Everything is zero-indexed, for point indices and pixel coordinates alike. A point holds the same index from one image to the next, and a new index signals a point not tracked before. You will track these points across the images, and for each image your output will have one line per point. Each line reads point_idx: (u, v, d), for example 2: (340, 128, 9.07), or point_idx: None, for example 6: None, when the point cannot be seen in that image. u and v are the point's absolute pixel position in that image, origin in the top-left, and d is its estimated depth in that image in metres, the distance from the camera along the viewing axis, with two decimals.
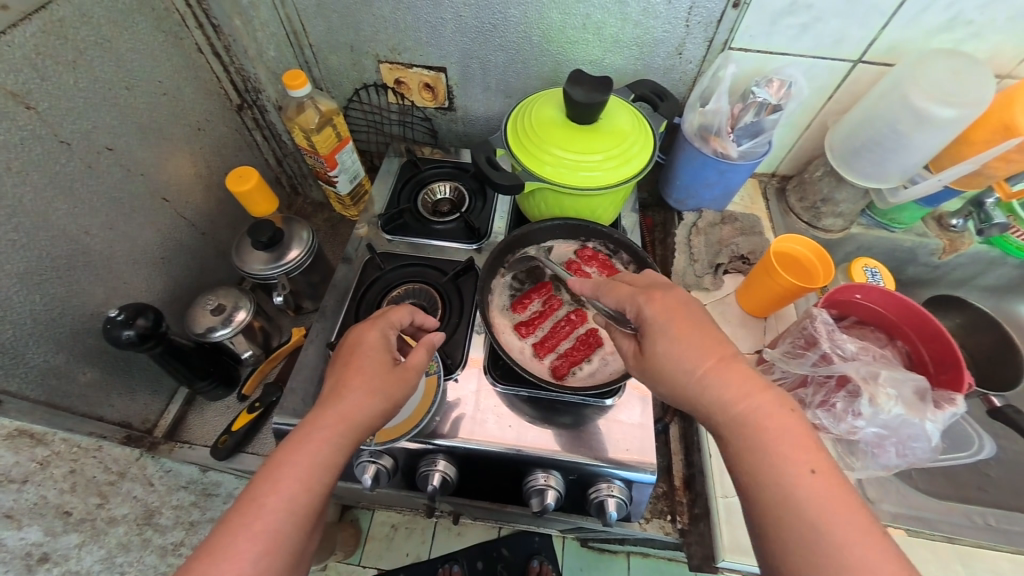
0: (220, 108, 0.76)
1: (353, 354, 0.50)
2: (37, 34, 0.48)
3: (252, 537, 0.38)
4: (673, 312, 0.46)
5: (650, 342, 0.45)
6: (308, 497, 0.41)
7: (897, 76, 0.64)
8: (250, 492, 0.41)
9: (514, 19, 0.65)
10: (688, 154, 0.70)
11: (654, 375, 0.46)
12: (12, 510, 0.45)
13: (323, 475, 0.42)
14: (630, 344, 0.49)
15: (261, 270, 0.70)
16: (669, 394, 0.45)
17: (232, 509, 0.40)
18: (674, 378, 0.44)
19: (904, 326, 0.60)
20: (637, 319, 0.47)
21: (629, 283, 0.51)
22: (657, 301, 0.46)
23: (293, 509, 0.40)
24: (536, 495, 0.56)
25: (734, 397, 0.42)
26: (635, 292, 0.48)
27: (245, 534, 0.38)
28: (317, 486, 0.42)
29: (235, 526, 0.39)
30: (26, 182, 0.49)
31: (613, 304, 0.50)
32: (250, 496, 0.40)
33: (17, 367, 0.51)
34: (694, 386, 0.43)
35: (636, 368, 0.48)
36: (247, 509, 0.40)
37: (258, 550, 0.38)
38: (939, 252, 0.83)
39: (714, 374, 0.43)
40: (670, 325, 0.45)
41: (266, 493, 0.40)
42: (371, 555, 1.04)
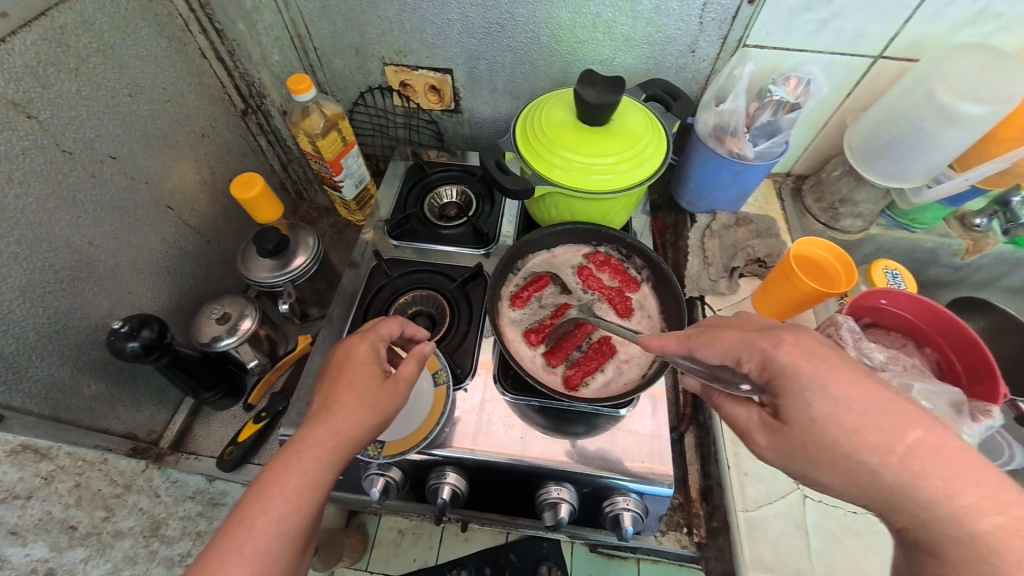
0: (224, 114, 0.75)
1: (343, 368, 0.48)
2: (38, 42, 0.47)
3: (240, 561, 0.37)
4: (819, 361, 0.39)
5: (799, 404, 0.39)
6: (299, 517, 0.40)
7: (921, 72, 0.61)
8: (236, 513, 0.39)
9: (523, 18, 0.64)
10: (702, 155, 0.68)
11: (806, 449, 0.39)
12: (16, 526, 0.44)
13: (313, 493, 0.41)
14: (748, 412, 0.44)
15: (266, 278, 0.69)
16: (839, 478, 0.38)
17: (219, 531, 0.38)
18: (834, 449, 0.37)
19: (932, 333, 0.58)
20: (764, 374, 0.41)
21: (732, 326, 0.45)
22: (793, 348, 0.40)
23: (282, 531, 0.39)
24: (550, 509, 0.54)
25: (933, 472, 0.35)
26: (756, 339, 0.42)
27: (232, 557, 0.37)
28: (307, 505, 0.41)
29: (223, 550, 0.37)
30: (27, 192, 0.48)
31: (722, 361, 0.44)
32: (238, 518, 0.39)
33: (20, 382, 0.50)
34: (887, 464, 0.36)
35: (772, 443, 0.42)
36: (236, 532, 0.38)
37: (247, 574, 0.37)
38: (962, 252, 0.80)
39: (873, 439, 0.36)
40: (826, 380, 0.38)
41: (254, 515, 0.39)
42: (379, 561, 1.02)
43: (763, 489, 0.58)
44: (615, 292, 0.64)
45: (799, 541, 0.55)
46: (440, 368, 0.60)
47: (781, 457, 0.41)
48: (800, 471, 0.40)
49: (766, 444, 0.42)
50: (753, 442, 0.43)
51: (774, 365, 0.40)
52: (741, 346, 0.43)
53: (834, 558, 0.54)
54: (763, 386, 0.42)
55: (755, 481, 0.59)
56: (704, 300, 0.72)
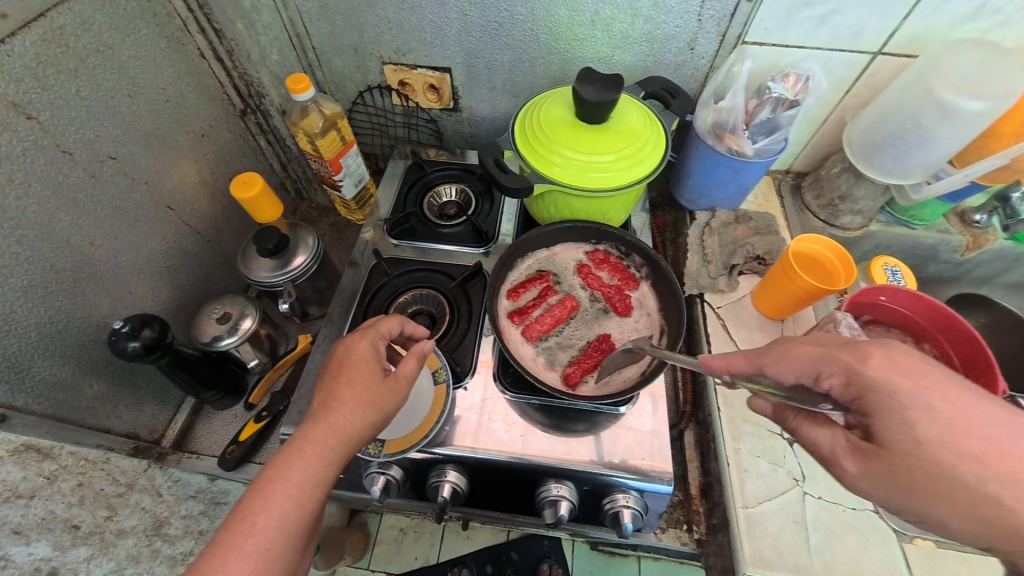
0: (223, 114, 0.75)
1: (344, 364, 0.48)
2: (38, 43, 0.47)
3: (242, 557, 0.37)
4: (913, 376, 0.37)
5: (899, 425, 0.36)
6: (300, 513, 0.40)
7: (921, 67, 0.61)
8: (238, 510, 0.39)
9: (521, 16, 0.64)
10: (701, 152, 0.68)
11: (913, 480, 0.36)
12: (19, 526, 0.44)
13: (315, 490, 0.41)
14: (834, 434, 0.40)
15: (266, 277, 0.69)
16: (949, 508, 0.35)
17: (221, 528, 0.39)
18: (943, 475, 0.35)
19: (931, 329, 0.58)
20: (849, 391, 0.38)
21: (806, 341, 0.42)
22: (882, 362, 0.38)
23: (284, 527, 0.39)
24: (550, 506, 0.54)
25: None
26: (839, 354, 0.39)
27: (235, 553, 0.37)
28: (308, 501, 0.41)
29: (226, 546, 0.38)
30: (28, 193, 0.48)
31: (796, 378, 0.41)
32: (240, 514, 0.39)
33: (22, 382, 0.50)
34: (1015, 492, 0.34)
35: (864, 470, 0.38)
36: (238, 528, 0.38)
37: (249, 569, 0.37)
38: (962, 249, 0.80)
39: (1003, 466, 0.34)
40: (910, 392, 0.36)
41: (256, 511, 0.39)
42: (380, 560, 1.03)
43: (763, 486, 0.58)
44: (614, 291, 0.64)
45: (799, 538, 0.55)
46: (440, 366, 0.60)
47: (880, 488, 0.37)
48: (908, 506, 0.37)
49: (858, 474, 0.38)
50: (841, 468, 0.40)
51: (870, 383, 0.37)
52: (819, 360, 0.40)
53: (834, 554, 0.54)
54: (849, 406, 0.39)
55: (754, 477, 0.59)
56: (704, 298, 0.73)
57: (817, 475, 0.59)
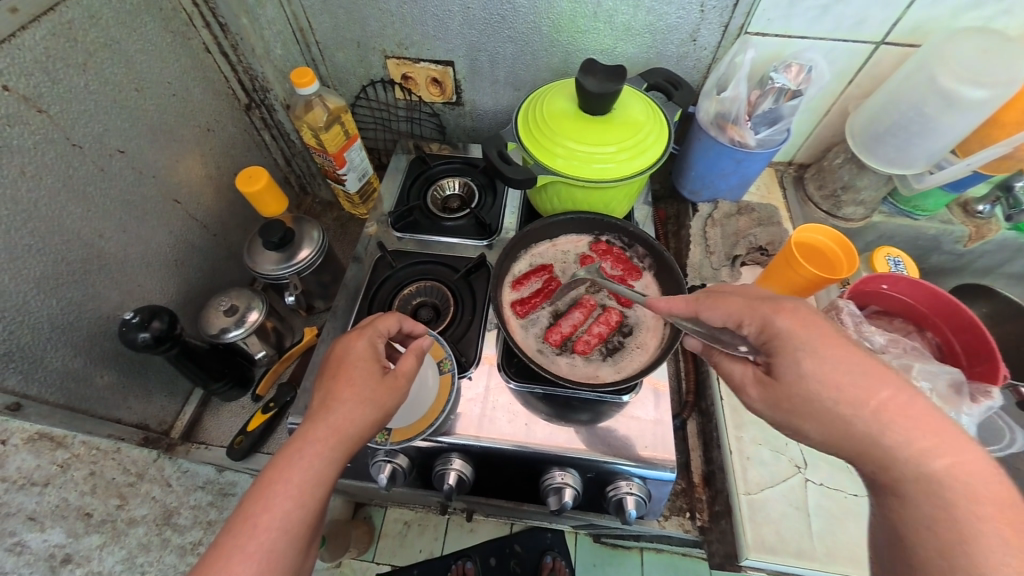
0: (229, 108, 0.75)
1: (341, 364, 0.48)
2: (47, 37, 0.47)
3: (246, 559, 0.37)
4: (812, 328, 0.41)
5: (789, 363, 0.40)
6: (303, 513, 0.40)
7: (924, 56, 0.61)
8: (241, 512, 0.40)
9: (524, 8, 0.64)
10: (703, 143, 0.69)
11: (792, 403, 0.41)
12: (34, 513, 0.45)
13: (316, 489, 0.42)
14: (744, 370, 0.45)
15: (272, 270, 0.70)
16: (819, 427, 0.40)
17: (224, 529, 0.39)
18: (814, 401, 0.40)
19: (931, 316, 0.59)
20: (761, 337, 0.43)
21: (733, 292, 0.47)
22: (789, 314, 0.42)
23: (287, 527, 0.39)
24: (554, 493, 0.55)
25: (906, 426, 0.37)
26: (757, 305, 0.43)
27: (239, 554, 0.37)
28: (310, 500, 0.41)
29: (229, 548, 0.38)
30: (39, 186, 0.49)
31: (724, 319, 0.46)
32: (242, 516, 0.39)
33: (35, 371, 0.51)
34: (864, 419, 0.38)
35: (763, 396, 0.43)
36: (240, 530, 0.39)
37: (254, 570, 0.37)
38: (965, 239, 0.80)
39: (856, 396, 0.38)
40: (815, 342, 0.40)
41: (258, 512, 0.39)
42: (385, 552, 1.04)
43: (765, 473, 0.59)
44: (617, 281, 0.65)
45: (801, 523, 0.55)
46: (446, 357, 0.60)
47: (770, 407, 0.43)
48: (787, 423, 0.42)
49: (757, 399, 0.44)
50: (747, 395, 0.45)
51: (771, 330, 0.42)
52: (744, 310, 0.44)
53: (836, 539, 0.54)
54: (760, 349, 0.43)
55: (757, 464, 0.59)
56: (707, 289, 0.73)
57: (818, 461, 0.60)
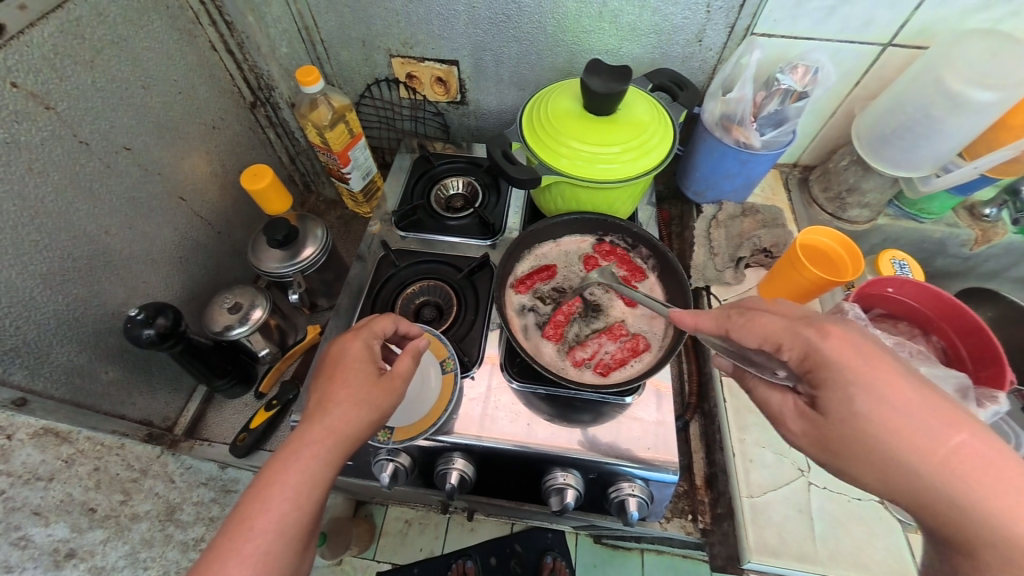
0: (234, 106, 0.76)
1: (337, 365, 0.48)
2: (55, 34, 0.48)
3: (242, 562, 0.37)
4: (870, 359, 0.37)
5: (844, 401, 0.37)
6: (299, 515, 0.40)
7: (931, 59, 0.61)
8: (236, 514, 0.40)
9: (529, 8, 0.64)
10: (708, 144, 0.68)
11: (844, 445, 0.37)
12: (39, 507, 0.45)
13: (312, 491, 0.42)
14: (784, 399, 0.42)
15: (276, 268, 0.70)
16: (875, 474, 0.37)
17: (219, 532, 0.39)
18: (870, 445, 0.36)
19: (937, 320, 0.58)
20: (804, 365, 0.40)
21: (770, 311, 0.44)
22: (842, 343, 0.38)
23: (283, 530, 0.39)
24: (556, 494, 0.55)
25: (980, 475, 0.34)
26: (802, 330, 0.40)
27: (234, 557, 0.38)
28: (306, 502, 0.41)
29: (225, 550, 0.38)
30: (46, 182, 0.49)
31: (759, 343, 0.43)
32: (237, 519, 0.39)
33: (41, 366, 0.51)
34: (928, 466, 0.35)
35: (805, 432, 0.40)
36: (236, 533, 0.39)
37: (249, 572, 0.37)
38: (971, 243, 0.79)
39: (921, 440, 0.35)
40: (874, 376, 0.37)
41: (254, 515, 0.39)
42: (385, 550, 1.04)
43: (767, 475, 0.59)
44: (622, 282, 0.65)
45: (804, 526, 0.55)
46: (448, 356, 0.60)
47: (817, 449, 0.39)
48: (829, 463, 0.39)
49: (803, 438, 0.41)
50: (786, 428, 0.42)
51: (819, 359, 0.39)
52: (783, 332, 0.42)
53: (838, 543, 0.54)
54: (803, 377, 0.40)
55: (759, 467, 0.59)
56: (711, 291, 0.73)
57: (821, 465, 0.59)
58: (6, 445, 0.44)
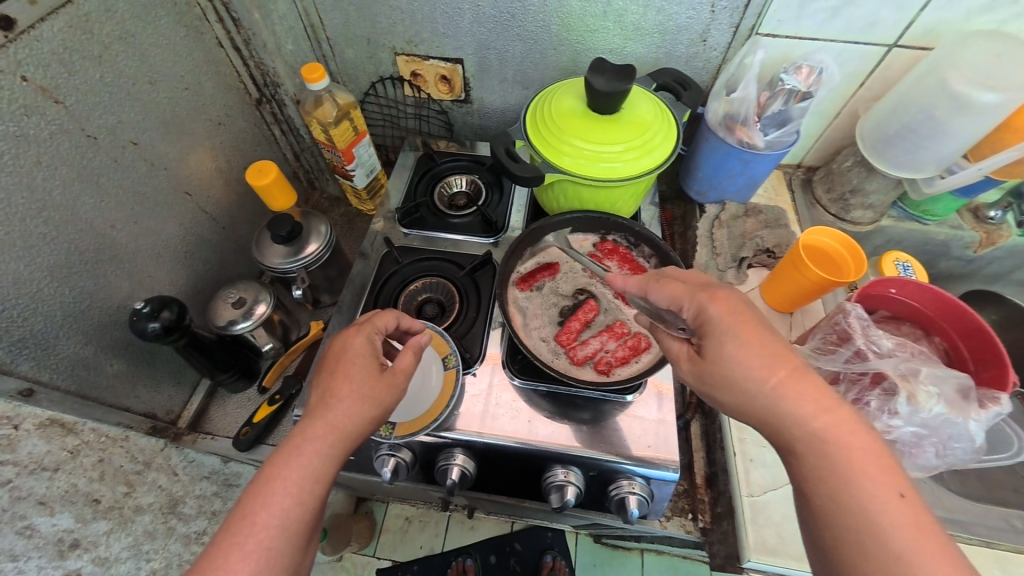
0: (239, 102, 0.76)
1: (339, 361, 0.49)
2: (65, 30, 0.48)
3: (245, 557, 0.38)
4: (739, 316, 0.42)
5: (715, 345, 0.42)
6: (302, 511, 0.41)
7: (935, 60, 0.61)
8: (239, 510, 0.40)
9: (534, 7, 0.64)
10: (711, 144, 0.68)
11: (715, 381, 0.42)
12: (44, 497, 0.46)
13: (314, 487, 0.42)
14: (681, 346, 0.46)
15: (280, 264, 0.70)
16: (734, 401, 0.42)
17: (223, 528, 0.39)
18: (731, 382, 0.41)
19: (940, 321, 0.58)
20: (698, 322, 0.44)
21: (680, 279, 0.48)
22: (723, 304, 0.43)
23: (286, 524, 0.40)
24: (556, 491, 0.55)
25: (808, 406, 0.39)
26: (697, 292, 0.44)
27: (237, 552, 0.38)
28: (309, 498, 0.41)
29: (228, 546, 0.38)
30: (54, 175, 0.50)
31: (667, 302, 0.46)
32: (240, 514, 0.40)
33: (47, 358, 0.52)
34: (782, 400, 0.40)
35: (693, 371, 0.44)
36: (239, 528, 0.39)
37: (253, 568, 0.38)
38: (975, 245, 0.79)
39: (773, 376, 0.40)
40: (738, 328, 0.41)
41: (256, 511, 0.40)
42: (386, 547, 1.04)
43: (768, 475, 0.59)
44: (624, 281, 0.65)
45: None
46: (450, 353, 0.60)
47: (697, 382, 0.44)
48: (709, 393, 0.43)
49: (686, 372, 0.45)
50: (678, 369, 0.46)
51: (701, 315, 0.43)
52: (684, 295, 0.45)
53: None
54: (694, 330, 0.45)
55: (760, 466, 0.59)
56: None
57: None
58: (13, 435, 0.44)
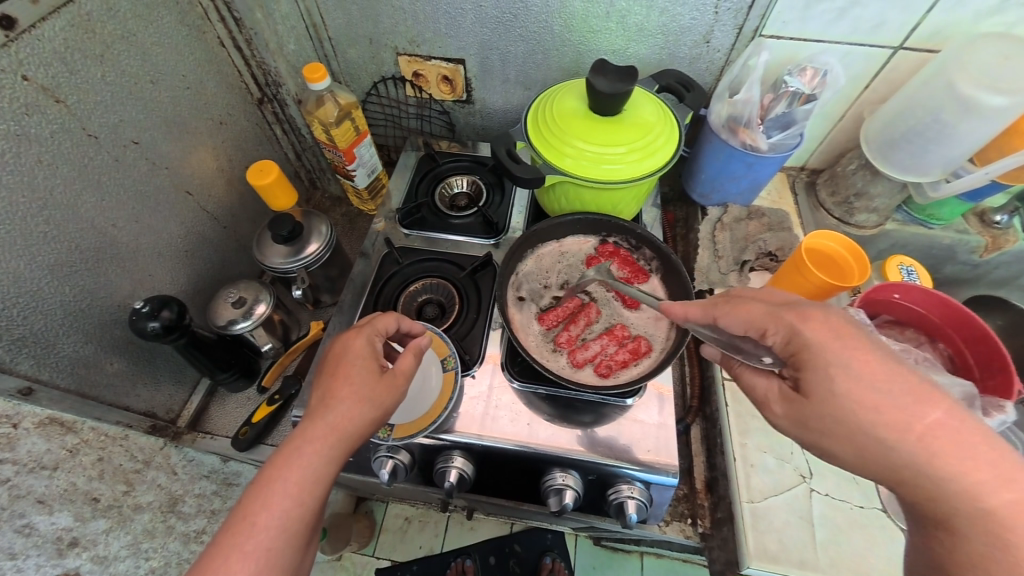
0: (241, 102, 0.76)
1: (340, 362, 0.49)
2: (67, 29, 0.48)
3: (244, 558, 0.38)
4: (843, 341, 0.38)
5: (819, 378, 0.38)
6: (301, 511, 0.41)
7: (941, 63, 0.60)
8: (239, 510, 0.40)
9: (536, 7, 0.64)
10: (714, 146, 0.68)
11: (822, 423, 0.39)
12: (43, 495, 0.46)
13: (314, 487, 0.42)
14: (770, 383, 0.44)
15: (280, 264, 0.70)
16: (852, 451, 0.38)
17: (222, 528, 0.39)
18: (846, 422, 0.37)
19: (945, 327, 0.58)
20: (788, 350, 0.41)
21: (757, 299, 0.45)
22: (819, 325, 0.40)
23: (285, 525, 0.40)
24: (555, 495, 0.55)
25: (944, 450, 0.35)
26: (782, 314, 0.42)
27: (236, 552, 0.38)
28: (308, 499, 0.41)
29: (227, 546, 0.38)
30: (56, 175, 0.50)
31: (745, 329, 0.44)
32: (241, 514, 0.40)
33: (47, 356, 0.52)
34: (903, 440, 0.36)
35: (787, 413, 0.42)
36: (239, 528, 0.39)
37: (251, 568, 0.38)
38: (981, 250, 0.78)
39: (890, 417, 0.36)
40: (848, 356, 0.38)
41: (256, 511, 0.40)
42: (385, 547, 1.04)
43: (769, 481, 0.58)
44: (624, 283, 0.64)
45: (805, 533, 0.55)
46: (449, 354, 0.60)
47: (794, 425, 0.41)
48: (815, 443, 0.40)
49: (783, 414, 0.42)
50: (771, 411, 0.43)
51: (798, 341, 0.40)
52: (765, 319, 0.43)
53: (840, 551, 0.54)
54: (784, 358, 0.42)
55: (761, 472, 0.59)
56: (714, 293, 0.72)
57: (822, 471, 0.59)
58: (12, 434, 0.44)
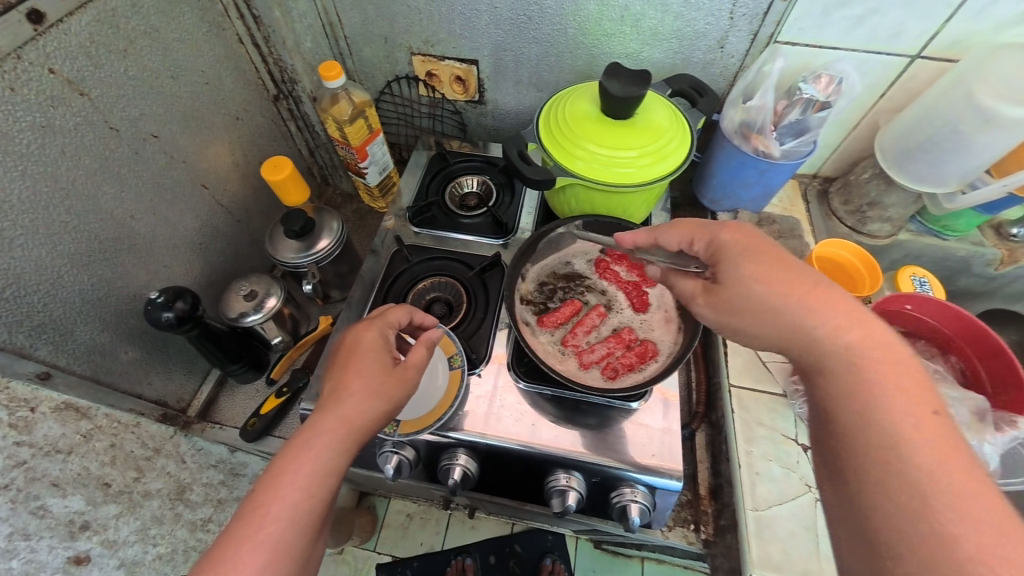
0: (257, 98, 0.78)
1: (352, 354, 0.49)
2: (92, 24, 0.49)
3: (256, 548, 0.38)
4: (751, 243, 0.44)
5: (730, 267, 0.44)
6: (312, 503, 0.41)
7: (962, 73, 0.60)
8: (251, 500, 0.41)
9: (550, 10, 0.64)
10: (726, 152, 0.68)
11: (735, 302, 0.43)
12: (58, 479, 0.47)
13: (325, 479, 0.42)
14: (694, 283, 0.47)
15: (292, 258, 0.71)
16: (757, 322, 0.42)
17: (234, 517, 0.40)
18: (755, 299, 0.42)
19: (958, 341, 0.57)
20: (709, 250, 0.46)
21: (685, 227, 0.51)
22: (736, 233, 0.45)
23: (296, 516, 0.40)
24: (558, 496, 0.55)
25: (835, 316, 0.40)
26: (708, 225, 0.47)
27: (248, 542, 0.38)
28: (320, 491, 0.42)
29: (239, 536, 0.39)
30: (77, 166, 0.51)
31: (679, 242, 0.49)
32: (253, 505, 0.40)
33: (65, 343, 0.53)
34: (797, 306, 0.41)
35: (710, 304, 0.45)
36: (250, 519, 0.39)
37: (262, 560, 0.38)
38: (997, 262, 0.77)
39: (791, 286, 0.41)
40: (752, 251, 0.44)
41: (267, 502, 0.40)
42: (387, 543, 1.05)
43: (774, 490, 0.58)
44: (632, 287, 0.65)
45: (809, 543, 0.54)
46: (456, 352, 0.60)
47: (716, 313, 0.45)
48: (729, 323, 0.44)
49: (704, 306, 0.46)
50: (695, 306, 0.47)
51: (717, 244, 0.46)
52: (696, 231, 0.48)
53: None
54: (707, 262, 0.47)
55: (766, 480, 0.58)
56: None
57: None
58: (29, 418, 0.45)
